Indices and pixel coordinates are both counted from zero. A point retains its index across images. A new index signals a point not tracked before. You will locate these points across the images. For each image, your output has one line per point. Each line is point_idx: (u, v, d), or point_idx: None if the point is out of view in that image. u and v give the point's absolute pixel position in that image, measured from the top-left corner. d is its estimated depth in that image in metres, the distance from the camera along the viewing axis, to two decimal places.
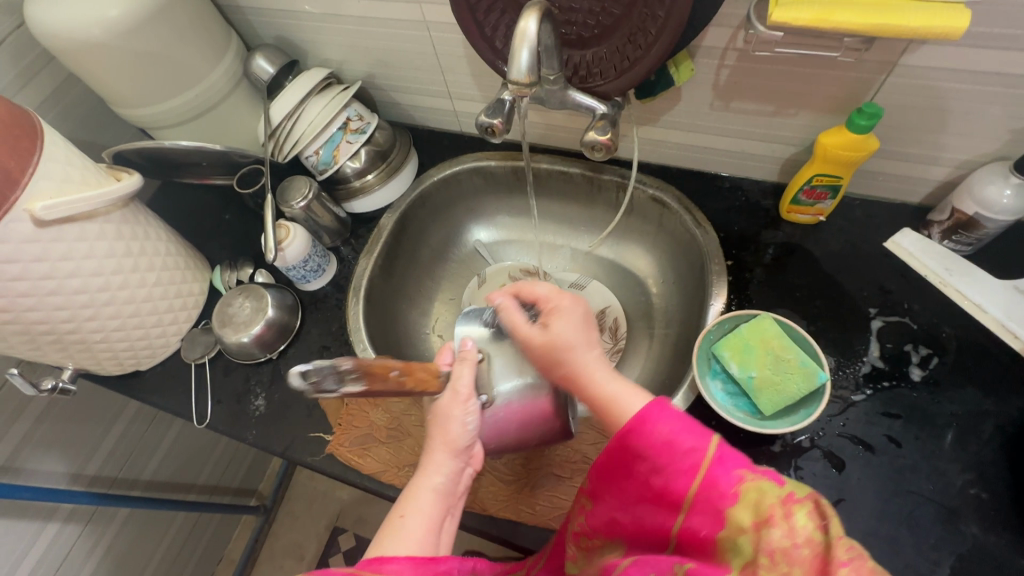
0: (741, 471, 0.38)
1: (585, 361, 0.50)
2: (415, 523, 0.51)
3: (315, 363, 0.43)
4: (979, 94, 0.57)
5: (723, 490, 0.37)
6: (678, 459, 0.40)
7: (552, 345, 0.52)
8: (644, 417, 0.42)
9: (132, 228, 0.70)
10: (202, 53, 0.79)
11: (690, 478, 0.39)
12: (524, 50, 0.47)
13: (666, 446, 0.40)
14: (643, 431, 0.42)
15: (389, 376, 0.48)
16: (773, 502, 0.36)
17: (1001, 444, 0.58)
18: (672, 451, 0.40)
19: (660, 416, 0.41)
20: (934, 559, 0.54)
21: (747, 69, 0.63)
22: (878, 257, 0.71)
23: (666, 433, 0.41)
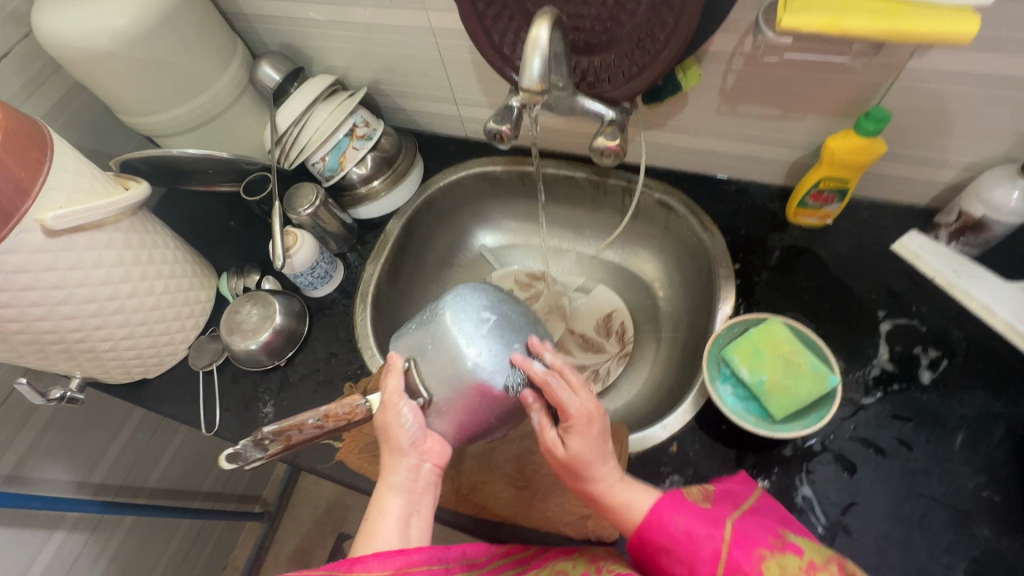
0: (760, 552, 0.42)
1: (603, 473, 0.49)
2: (385, 522, 0.47)
3: (233, 447, 0.51)
4: (986, 97, 0.57)
5: (747, 571, 0.41)
6: (698, 550, 0.43)
7: (572, 463, 0.49)
8: (661, 512, 0.46)
9: (140, 237, 0.70)
10: (208, 61, 0.79)
11: (716, 561, 0.42)
12: (535, 58, 0.47)
13: (690, 537, 0.44)
14: (664, 523, 0.46)
15: (304, 425, 0.51)
16: (800, 567, 0.41)
17: (1012, 446, 0.58)
18: (695, 538, 0.44)
19: (673, 515, 0.46)
20: (947, 562, 0.54)
21: (755, 74, 0.63)
22: (886, 260, 0.71)
23: (683, 527, 0.45)
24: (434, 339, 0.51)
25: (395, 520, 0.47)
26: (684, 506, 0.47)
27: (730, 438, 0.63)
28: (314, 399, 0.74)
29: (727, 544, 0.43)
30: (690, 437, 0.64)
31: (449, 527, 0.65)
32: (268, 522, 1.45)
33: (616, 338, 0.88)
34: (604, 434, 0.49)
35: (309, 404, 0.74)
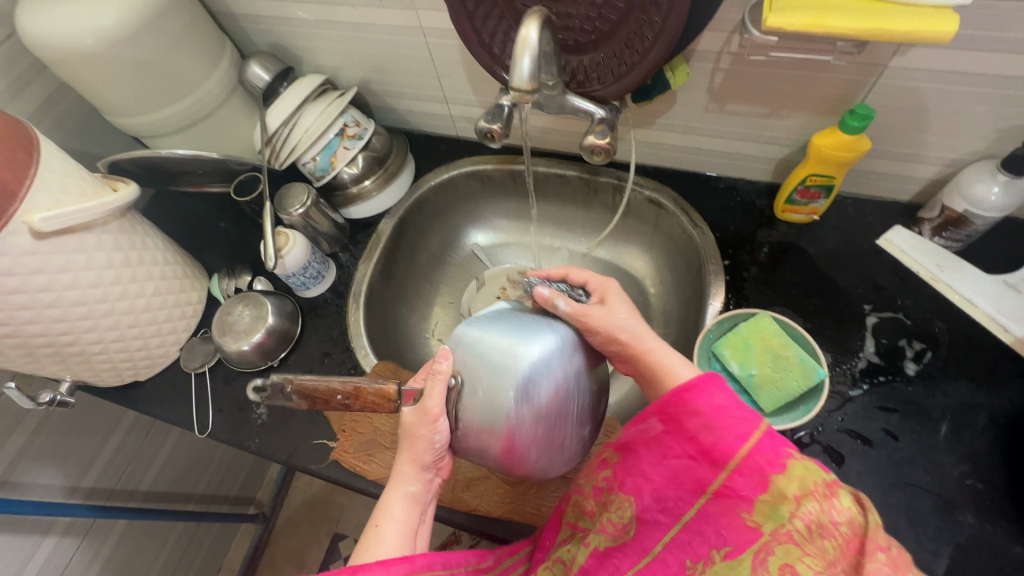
0: (788, 450, 0.42)
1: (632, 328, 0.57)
2: (390, 529, 0.52)
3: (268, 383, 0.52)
4: (967, 94, 0.58)
5: (770, 459, 0.41)
6: (731, 423, 0.43)
7: (606, 320, 0.57)
8: (699, 388, 0.46)
9: (129, 238, 0.69)
10: (196, 62, 0.78)
11: (744, 438, 0.42)
12: (525, 57, 0.47)
13: (724, 411, 0.44)
14: (701, 394, 0.45)
15: (333, 399, 0.52)
16: (812, 479, 0.40)
17: (995, 435, 0.59)
18: (728, 414, 0.44)
19: (713, 389, 0.45)
20: (933, 549, 0.55)
21: (742, 72, 0.64)
22: (872, 254, 0.72)
23: (719, 403, 0.45)
24: (486, 379, 0.51)
25: (401, 527, 0.52)
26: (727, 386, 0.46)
27: None
28: None
29: (760, 435, 0.42)
30: None
31: (445, 523, 0.66)
32: (262, 523, 1.44)
33: None
34: (627, 302, 0.60)
35: None
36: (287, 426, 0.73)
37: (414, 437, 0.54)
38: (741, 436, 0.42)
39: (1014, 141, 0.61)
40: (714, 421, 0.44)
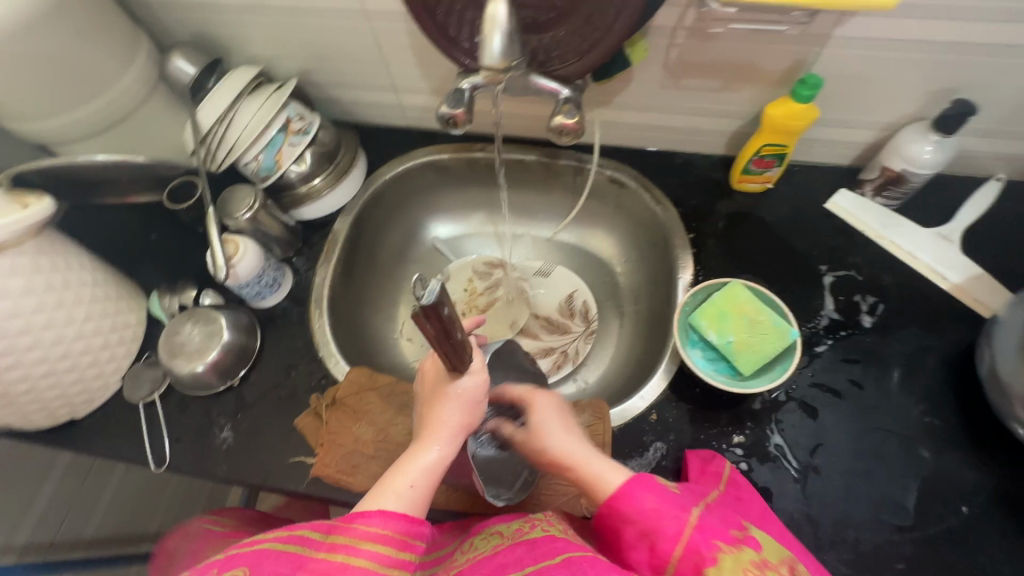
0: (717, 544, 0.43)
1: (562, 443, 0.54)
2: (420, 462, 0.48)
3: (437, 290, 0.40)
4: (899, 60, 0.62)
5: (705, 555, 0.42)
6: (665, 526, 0.45)
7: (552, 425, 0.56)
8: (630, 490, 0.48)
9: (50, 259, 0.61)
10: (107, 56, 0.70)
11: (676, 540, 0.44)
12: (495, 35, 0.45)
13: (654, 513, 0.46)
14: (630, 503, 0.47)
15: (453, 341, 0.46)
16: (743, 566, 0.42)
17: (944, 373, 0.65)
18: (663, 515, 0.45)
19: (640, 491, 0.47)
20: (903, 485, 0.59)
21: (696, 47, 0.65)
22: (822, 217, 0.76)
23: (650, 505, 0.46)
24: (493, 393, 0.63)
25: (426, 475, 0.48)
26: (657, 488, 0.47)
27: (706, 399, 0.66)
28: (277, 415, 0.69)
29: (693, 533, 0.44)
30: (668, 405, 0.66)
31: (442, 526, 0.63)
32: None
33: (580, 317, 0.89)
34: (559, 410, 0.58)
35: (273, 421, 0.69)
36: (257, 448, 0.67)
37: (472, 401, 0.52)
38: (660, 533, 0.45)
39: (940, 103, 0.66)
40: (657, 529, 0.45)
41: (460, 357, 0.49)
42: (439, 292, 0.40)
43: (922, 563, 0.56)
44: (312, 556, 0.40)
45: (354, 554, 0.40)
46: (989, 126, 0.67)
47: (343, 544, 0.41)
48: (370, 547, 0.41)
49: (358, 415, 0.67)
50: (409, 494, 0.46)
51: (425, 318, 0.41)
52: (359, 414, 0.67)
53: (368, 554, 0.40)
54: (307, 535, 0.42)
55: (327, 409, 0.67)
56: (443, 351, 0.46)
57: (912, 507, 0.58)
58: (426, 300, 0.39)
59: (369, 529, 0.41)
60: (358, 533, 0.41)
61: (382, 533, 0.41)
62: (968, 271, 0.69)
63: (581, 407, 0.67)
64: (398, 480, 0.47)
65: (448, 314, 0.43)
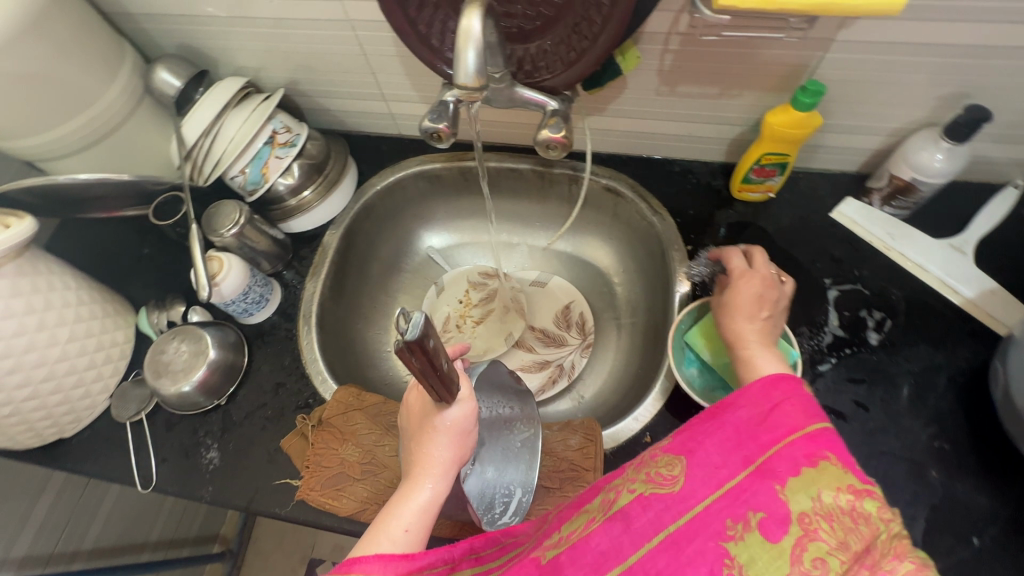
0: (829, 450, 0.42)
1: (744, 323, 0.56)
2: (413, 503, 0.47)
3: (419, 317, 0.38)
4: (908, 64, 0.58)
5: (817, 454, 0.41)
6: (783, 419, 0.44)
7: (735, 302, 0.58)
8: (761, 389, 0.47)
9: (31, 281, 0.60)
10: (90, 71, 0.69)
11: (792, 433, 0.43)
12: (469, 51, 0.43)
13: (782, 409, 0.45)
14: (766, 394, 0.46)
15: (441, 369, 0.44)
16: (840, 484, 0.40)
17: (954, 394, 0.62)
18: (783, 411, 0.45)
19: (773, 391, 0.46)
20: (910, 514, 0.57)
21: (691, 53, 0.62)
22: (827, 227, 0.73)
23: (775, 402, 0.46)
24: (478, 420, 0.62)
25: (421, 516, 0.47)
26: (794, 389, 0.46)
27: None
28: (263, 435, 0.68)
29: (800, 436, 0.43)
30: (662, 426, 0.64)
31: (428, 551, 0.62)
32: (231, 561, 1.32)
33: (576, 329, 0.87)
34: (760, 299, 0.57)
35: (259, 442, 0.68)
36: (243, 469, 0.66)
37: (461, 431, 0.50)
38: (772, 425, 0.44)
39: (952, 107, 0.62)
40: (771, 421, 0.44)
41: (449, 388, 0.46)
42: (424, 325, 0.38)
43: None
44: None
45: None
46: (1005, 131, 0.63)
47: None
48: None
49: (345, 436, 0.65)
50: (405, 539, 0.45)
51: (410, 352, 0.39)
52: (345, 434, 0.66)
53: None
54: None
55: (314, 430, 0.66)
56: (429, 384, 0.44)
57: (919, 537, 0.56)
58: (410, 335, 0.38)
59: None
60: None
61: None
62: (982, 285, 0.66)
63: (572, 428, 0.65)
64: (392, 524, 0.46)
65: (434, 346, 0.41)
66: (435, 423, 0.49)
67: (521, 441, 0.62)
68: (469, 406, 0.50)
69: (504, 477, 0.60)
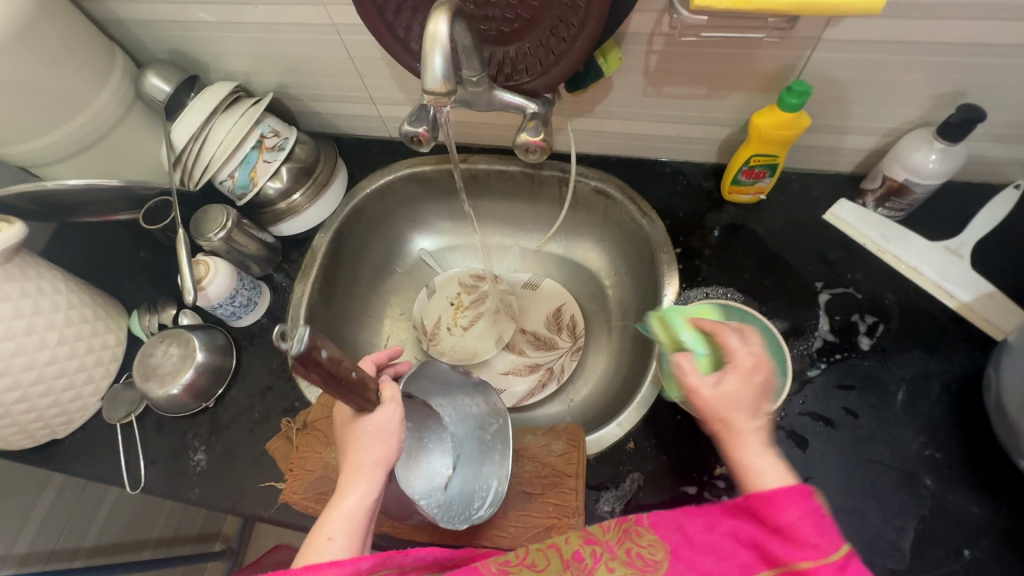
0: None
1: (741, 425, 0.43)
2: (339, 512, 0.47)
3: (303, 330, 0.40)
4: (899, 63, 0.57)
5: None
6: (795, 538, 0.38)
7: (715, 400, 0.44)
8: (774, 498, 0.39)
9: (20, 285, 0.62)
10: (81, 78, 0.70)
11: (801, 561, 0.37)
12: (436, 55, 0.42)
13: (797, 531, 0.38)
14: (775, 509, 0.39)
15: (350, 375, 0.46)
16: None
17: (947, 402, 0.60)
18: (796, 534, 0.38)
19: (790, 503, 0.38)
20: (899, 525, 0.55)
21: (676, 53, 0.61)
22: (819, 230, 0.71)
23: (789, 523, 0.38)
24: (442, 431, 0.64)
25: (346, 525, 0.47)
26: (812, 504, 0.38)
27: (687, 427, 0.62)
28: (249, 439, 0.69)
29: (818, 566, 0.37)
30: (645, 433, 0.63)
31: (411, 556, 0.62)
32: (232, 559, 1.34)
33: (567, 332, 0.86)
34: (755, 384, 0.45)
35: (245, 445, 0.68)
36: (229, 472, 0.67)
37: (383, 433, 0.51)
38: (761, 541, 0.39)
39: (946, 107, 0.60)
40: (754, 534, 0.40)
41: (361, 395, 0.48)
42: (309, 339, 0.41)
43: None
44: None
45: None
46: (1003, 131, 0.61)
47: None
48: None
49: (329, 440, 0.65)
50: (333, 549, 0.45)
51: (303, 367, 0.41)
52: (330, 438, 0.66)
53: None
54: None
55: (298, 433, 0.66)
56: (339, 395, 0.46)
57: (908, 548, 0.54)
58: (296, 350, 0.40)
59: None
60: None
61: None
62: (979, 289, 0.64)
63: (555, 433, 0.64)
64: (318, 537, 0.46)
65: (331, 359, 0.44)
66: (357, 428, 0.51)
67: (492, 431, 0.63)
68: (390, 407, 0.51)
69: (479, 472, 0.61)
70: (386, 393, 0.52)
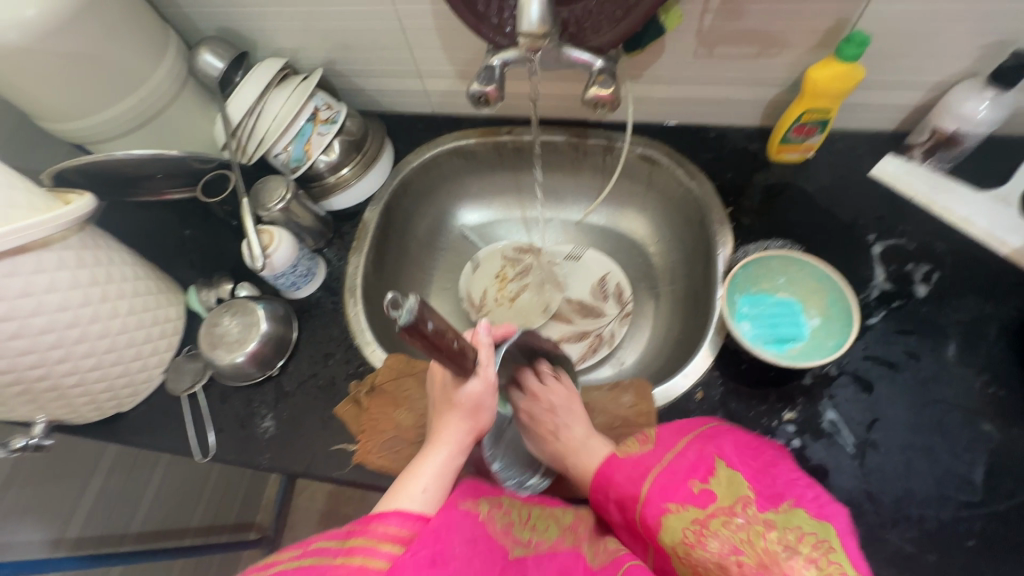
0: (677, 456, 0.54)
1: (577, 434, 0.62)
2: (432, 467, 0.51)
3: (412, 300, 0.38)
4: (952, 13, 0.58)
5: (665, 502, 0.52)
6: (631, 491, 0.54)
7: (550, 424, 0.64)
8: (608, 472, 0.56)
9: (93, 254, 0.61)
10: (139, 53, 0.70)
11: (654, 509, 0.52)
12: (532, 2, 0.47)
13: (621, 481, 0.55)
14: (606, 482, 0.56)
15: (454, 347, 0.46)
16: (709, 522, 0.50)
17: (1007, 343, 0.62)
18: (627, 485, 0.54)
19: (615, 470, 0.56)
20: (969, 459, 0.57)
21: (731, 10, 0.63)
22: (867, 185, 0.73)
23: (621, 479, 0.55)
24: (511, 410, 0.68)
25: (437, 480, 0.50)
26: (616, 462, 0.57)
27: (753, 375, 0.64)
28: (315, 404, 0.69)
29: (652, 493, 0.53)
30: (711, 383, 0.64)
31: None
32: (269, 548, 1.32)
33: (613, 300, 0.87)
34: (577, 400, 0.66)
35: (312, 410, 0.69)
36: (299, 436, 0.68)
37: (476, 406, 0.53)
38: (648, 494, 0.53)
39: (995, 57, 0.62)
40: (659, 485, 0.52)
41: (463, 364, 0.49)
42: (417, 309, 0.39)
43: (992, 538, 0.53)
44: (328, 563, 0.38)
45: (372, 555, 0.39)
46: None
47: (361, 546, 0.40)
48: (388, 546, 0.40)
49: (399, 402, 0.67)
50: (422, 496, 0.48)
51: (410, 335, 0.40)
52: (398, 400, 0.67)
53: (386, 555, 0.39)
54: (322, 546, 0.40)
55: (367, 396, 0.68)
56: (441, 362, 0.46)
57: (979, 481, 0.56)
58: (404, 320, 0.38)
59: (386, 530, 0.41)
60: (377, 534, 0.41)
61: (400, 532, 0.42)
62: None
63: (622, 388, 0.67)
64: (411, 485, 0.50)
65: (434, 327, 0.42)
66: (455, 398, 0.53)
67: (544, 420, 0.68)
68: (484, 381, 0.53)
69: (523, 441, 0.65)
70: (481, 362, 0.53)
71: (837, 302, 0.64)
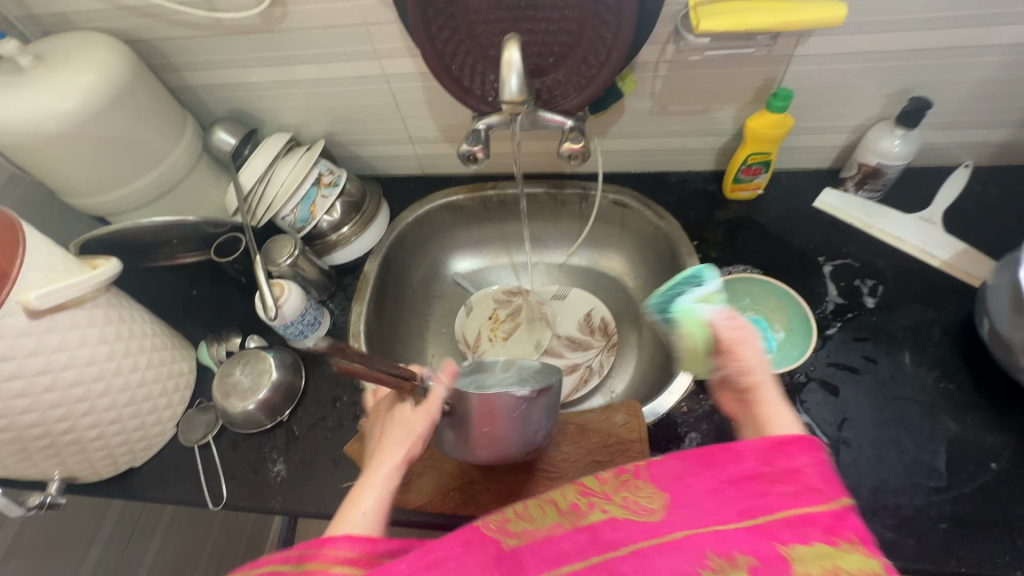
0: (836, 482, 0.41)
1: (760, 375, 0.48)
2: (380, 481, 0.46)
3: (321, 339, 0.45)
4: (857, 70, 0.70)
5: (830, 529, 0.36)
6: (799, 485, 0.39)
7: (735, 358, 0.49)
8: (795, 443, 0.41)
9: (118, 312, 0.66)
10: (161, 133, 0.79)
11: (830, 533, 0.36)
12: (512, 76, 0.57)
13: (803, 466, 0.40)
14: (789, 449, 0.41)
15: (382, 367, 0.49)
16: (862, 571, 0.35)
17: (949, 343, 0.69)
18: (802, 472, 0.39)
19: (802, 450, 0.41)
20: (932, 448, 0.62)
21: (677, 76, 0.74)
22: (813, 215, 0.83)
23: (796, 464, 0.40)
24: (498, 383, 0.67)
25: (383, 494, 0.45)
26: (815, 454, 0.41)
27: None
28: (326, 445, 0.73)
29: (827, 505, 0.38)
30: (696, 399, 0.70)
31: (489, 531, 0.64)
32: None
33: (600, 333, 0.93)
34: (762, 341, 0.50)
35: (322, 451, 0.72)
36: (310, 478, 0.70)
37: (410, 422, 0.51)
38: (843, 511, 0.38)
39: (899, 103, 0.74)
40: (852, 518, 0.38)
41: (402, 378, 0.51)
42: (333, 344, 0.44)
43: (962, 520, 0.58)
44: None
45: None
46: (945, 119, 0.75)
47: (312, 570, 0.38)
48: (339, 570, 0.38)
49: None
50: (369, 510, 0.44)
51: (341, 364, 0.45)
52: None
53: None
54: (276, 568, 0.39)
55: None
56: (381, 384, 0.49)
57: (942, 468, 0.61)
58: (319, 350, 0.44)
59: (335, 553, 0.39)
60: (326, 558, 0.39)
61: (348, 555, 0.39)
62: (953, 248, 0.75)
63: (614, 407, 0.71)
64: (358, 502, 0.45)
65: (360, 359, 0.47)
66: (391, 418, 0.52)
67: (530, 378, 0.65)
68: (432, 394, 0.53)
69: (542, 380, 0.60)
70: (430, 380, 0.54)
71: (795, 316, 0.74)
